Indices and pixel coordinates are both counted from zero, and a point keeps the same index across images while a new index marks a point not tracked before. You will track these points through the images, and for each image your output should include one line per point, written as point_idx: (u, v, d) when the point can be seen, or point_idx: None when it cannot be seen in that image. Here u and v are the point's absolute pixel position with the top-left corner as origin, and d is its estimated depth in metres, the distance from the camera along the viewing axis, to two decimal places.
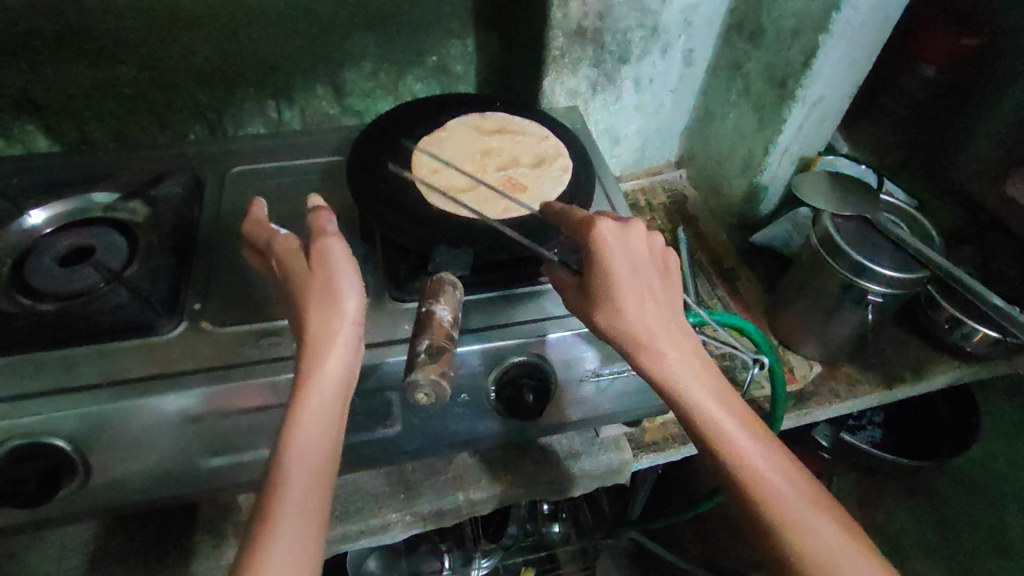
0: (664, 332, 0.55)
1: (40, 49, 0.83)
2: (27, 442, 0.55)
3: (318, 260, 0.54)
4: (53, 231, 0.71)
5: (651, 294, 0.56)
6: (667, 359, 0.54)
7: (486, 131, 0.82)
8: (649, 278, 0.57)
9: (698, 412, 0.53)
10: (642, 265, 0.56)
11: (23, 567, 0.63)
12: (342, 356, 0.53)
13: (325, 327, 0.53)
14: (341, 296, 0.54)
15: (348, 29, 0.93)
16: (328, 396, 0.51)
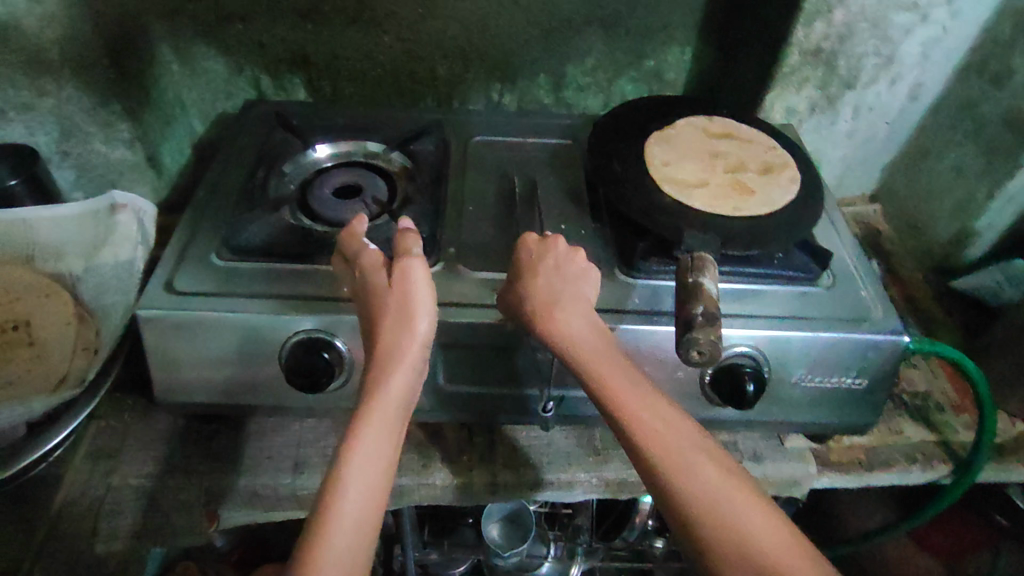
0: (568, 317, 0.60)
1: (326, 13, 0.95)
2: (309, 336, 0.67)
3: (399, 279, 0.60)
4: (329, 166, 0.83)
5: (563, 285, 0.62)
6: (561, 318, 0.60)
7: (714, 134, 0.85)
8: (561, 280, 0.62)
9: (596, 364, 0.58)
10: (554, 267, 0.63)
11: (275, 447, 0.76)
12: (407, 375, 0.58)
13: (395, 343, 0.58)
14: (414, 319, 0.59)
15: (582, 25, 0.99)
16: (389, 414, 0.56)
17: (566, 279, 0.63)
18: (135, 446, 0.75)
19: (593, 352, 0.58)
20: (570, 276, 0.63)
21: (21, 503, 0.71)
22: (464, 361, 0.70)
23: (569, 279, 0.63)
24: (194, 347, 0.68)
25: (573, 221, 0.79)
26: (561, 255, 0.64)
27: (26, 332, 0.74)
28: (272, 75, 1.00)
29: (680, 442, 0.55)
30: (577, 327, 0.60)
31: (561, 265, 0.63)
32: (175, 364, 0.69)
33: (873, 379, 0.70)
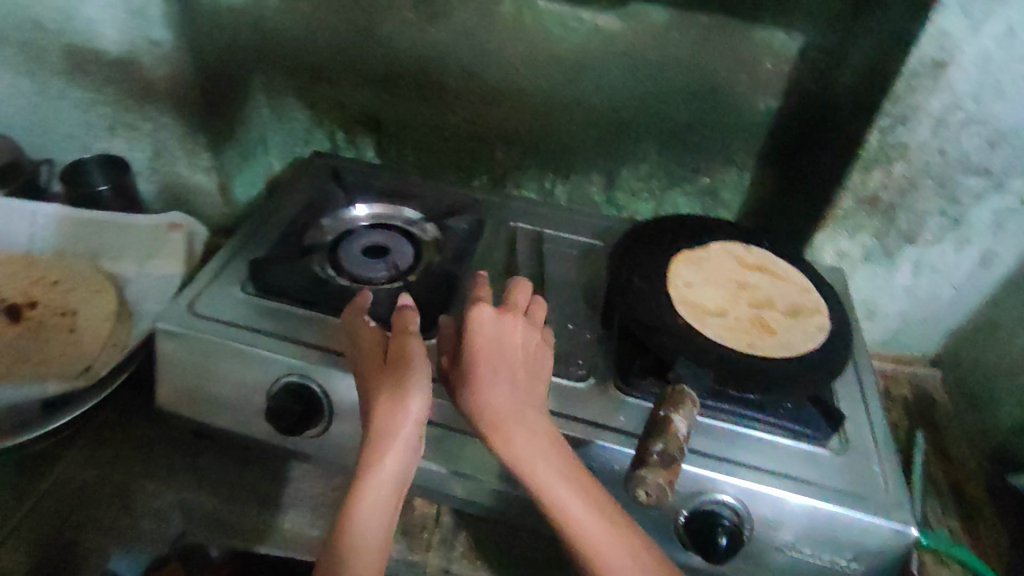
0: (523, 414, 0.58)
1: (402, 87, 1.03)
2: (298, 381, 0.69)
3: (394, 358, 0.60)
4: (367, 225, 0.89)
5: (516, 370, 0.59)
6: (517, 416, 0.57)
7: (747, 265, 0.83)
8: (515, 366, 0.59)
9: (543, 473, 0.55)
10: (509, 350, 0.59)
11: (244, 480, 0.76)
12: (397, 460, 0.57)
13: (387, 427, 0.57)
14: (407, 399, 0.58)
15: (640, 134, 1.00)
16: (379, 503, 0.56)
17: (515, 362, 0.59)
18: (124, 451, 0.78)
19: (526, 453, 0.56)
20: (524, 357, 0.60)
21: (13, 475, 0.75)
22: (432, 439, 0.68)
23: (520, 361, 0.60)
24: (192, 367, 0.72)
25: (581, 322, 0.78)
26: (516, 335, 0.60)
27: (66, 320, 0.79)
28: (348, 134, 1.09)
29: (609, 538, 0.54)
30: (530, 427, 0.57)
31: (517, 346, 0.60)
32: (177, 377, 0.73)
33: (871, 568, 0.62)
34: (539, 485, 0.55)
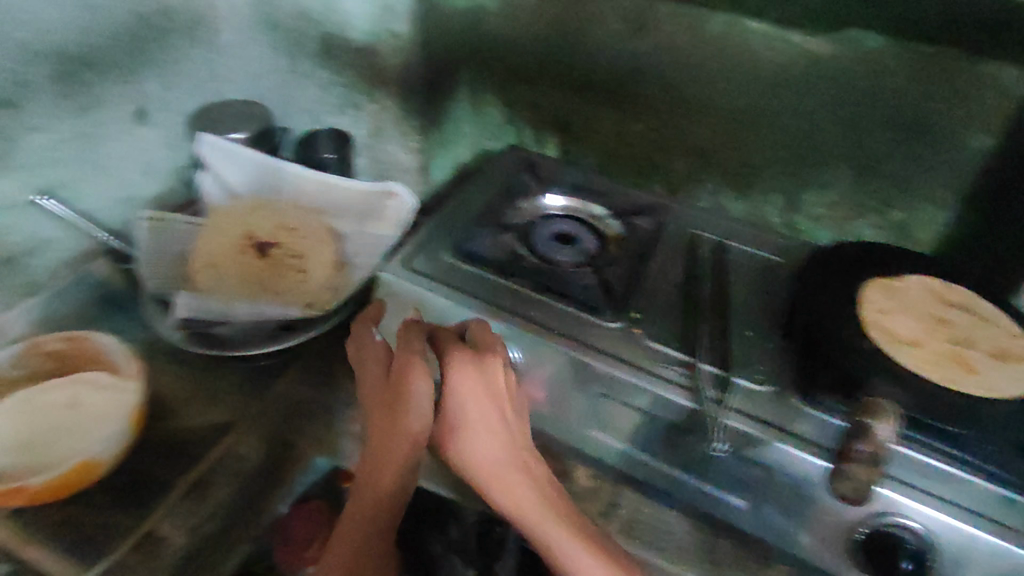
0: (502, 448, 0.66)
1: (596, 93, 1.08)
2: (493, 339, 0.76)
3: (398, 382, 0.68)
4: (556, 214, 0.95)
5: (497, 408, 0.68)
6: (498, 452, 0.65)
7: (947, 301, 0.80)
8: (494, 406, 0.67)
9: (526, 503, 0.62)
10: (486, 389, 0.68)
11: None
12: (395, 476, 0.64)
13: (390, 441, 0.65)
14: (404, 418, 0.66)
15: (832, 160, 0.99)
16: (372, 507, 0.63)
17: (492, 397, 0.68)
18: (329, 372, 0.89)
19: (513, 485, 0.63)
20: (500, 395, 0.68)
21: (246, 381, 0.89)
22: (607, 414, 0.73)
23: (499, 398, 0.68)
24: (400, 318, 0.82)
25: (763, 331, 0.79)
26: (498, 376, 0.69)
27: (299, 262, 0.93)
28: (536, 131, 1.16)
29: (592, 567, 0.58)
30: (511, 465, 0.64)
31: (492, 385, 0.68)
32: (388, 321, 0.83)
33: None
34: (525, 514, 0.61)
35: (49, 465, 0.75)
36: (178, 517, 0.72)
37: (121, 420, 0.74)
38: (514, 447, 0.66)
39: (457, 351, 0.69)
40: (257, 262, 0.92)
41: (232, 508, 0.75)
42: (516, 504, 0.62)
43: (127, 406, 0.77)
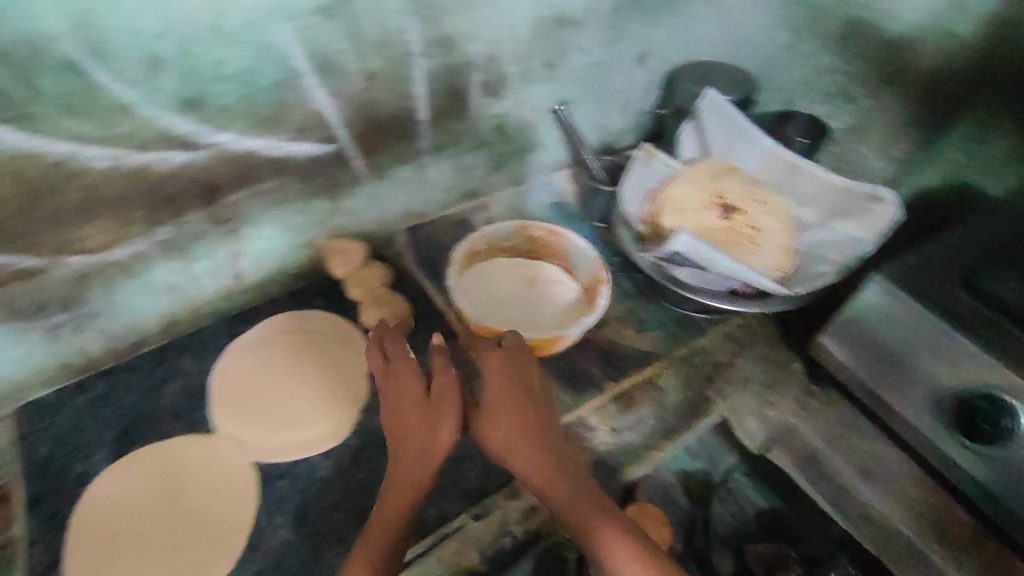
0: (518, 444, 0.72)
1: None
2: (1003, 400, 0.66)
3: (438, 393, 0.75)
4: None
5: (521, 399, 0.75)
6: (526, 441, 0.72)
7: None
8: (514, 403, 0.74)
9: (551, 475, 0.70)
10: (518, 382, 0.76)
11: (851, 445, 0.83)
12: (426, 464, 0.71)
13: (415, 440, 0.72)
14: (439, 416, 0.73)
15: None
16: (407, 485, 0.70)
17: (519, 393, 0.75)
18: (748, 344, 0.93)
19: (538, 464, 0.71)
20: (522, 395, 0.75)
21: (669, 325, 0.95)
22: None
23: (520, 397, 0.75)
24: (872, 330, 0.75)
25: None
26: (530, 370, 0.78)
27: (754, 233, 0.91)
28: None
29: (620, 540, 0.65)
30: (532, 450, 0.72)
31: (519, 381, 0.76)
32: (853, 327, 0.77)
33: None
34: (552, 488, 0.69)
35: (528, 326, 0.91)
36: (609, 416, 0.84)
37: (598, 308, 0.88)
38: (541, 438, 0.73)
39: (490, 353, 0.78)
40: (719, 224, 0.91)
41: (652, 435, 0.82)
42: (545, 482, 0.70)
43: (593, 301, 0.92)
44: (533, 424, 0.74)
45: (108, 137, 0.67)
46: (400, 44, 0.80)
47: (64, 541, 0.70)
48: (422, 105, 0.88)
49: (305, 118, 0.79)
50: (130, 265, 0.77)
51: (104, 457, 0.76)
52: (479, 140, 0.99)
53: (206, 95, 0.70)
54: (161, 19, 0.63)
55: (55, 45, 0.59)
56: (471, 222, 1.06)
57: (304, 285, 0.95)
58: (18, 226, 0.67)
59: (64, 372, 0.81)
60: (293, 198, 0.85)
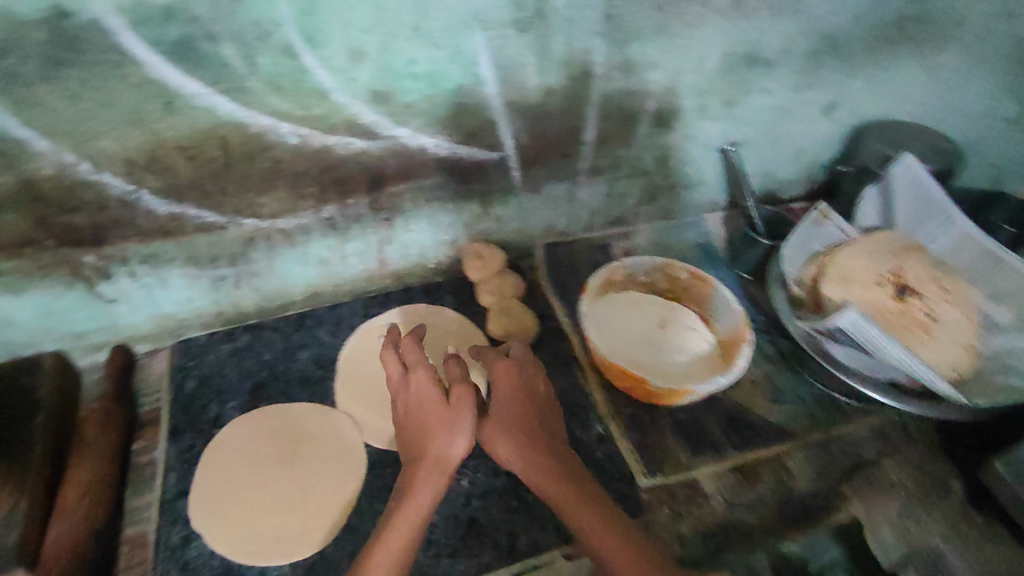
0: (530, 460, 0.69)
1: None
2: None
3: (455, 397, 0.70)
4: None
5: (525, 409, 0.73)
6: (534, 451, 0.70)
7: None
8: (524, 416, 0.72)
9: (560, 484, 0.68)
10: (525, 393, 0.75)
11: None
12: (437, 474, 0.67)
13: (433, 448, 0.68)
14: (456, 434, 0.68)
15: None
16: (420, 493, 0.66)
17: (528, 402, 0.74)
18: (899, 449, 0.83)
19: (543, 475, 0.68)
20: (533, 409, 0.74)
21: (811, 404, 0.87)
22: None
23: (530, 410, 0.73)
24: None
25: None
26: (535, 384, 0.77)
27: (930, 322, 0.80)
28: None
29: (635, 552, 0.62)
30: (536, 458, 0.69)
31: (529, 394, 0.75)
32: None
33: None
34: (559, 500, 0.67)
35: (655, 368, 0.88)
36: (725, 485, 0.79)
37: (736, 368, 0.84)
38: (546, 445, 0.71)
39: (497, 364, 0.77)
40: (892, 305, 0.81)
41: (770, 527, 0.77)
42: (553, 492, 0.68)
43: (730, 360, 0.88)
44: (537, 433, 0.72)
45: (303, 118, 0.71)
46: (583, 64, 0.78)
47: (192, 475, 0.76)
48: (590, 127, 0.86)
49: (477, 124, 0.80)
50: (294, 235, 0.83)
51: (238, 406, 0.82)
52: (638, 169, 0.95)
53: (393, 90, 0.72)
54: (370, 15, 0.65)
55: (278, 30, 0.63)
56: (611, 248, 1.03)
57: (438, 281, 0.98)
58: (213, 184, 0.73)
59: (219, 318, 0.89)
60: (448, 198, 0.87)
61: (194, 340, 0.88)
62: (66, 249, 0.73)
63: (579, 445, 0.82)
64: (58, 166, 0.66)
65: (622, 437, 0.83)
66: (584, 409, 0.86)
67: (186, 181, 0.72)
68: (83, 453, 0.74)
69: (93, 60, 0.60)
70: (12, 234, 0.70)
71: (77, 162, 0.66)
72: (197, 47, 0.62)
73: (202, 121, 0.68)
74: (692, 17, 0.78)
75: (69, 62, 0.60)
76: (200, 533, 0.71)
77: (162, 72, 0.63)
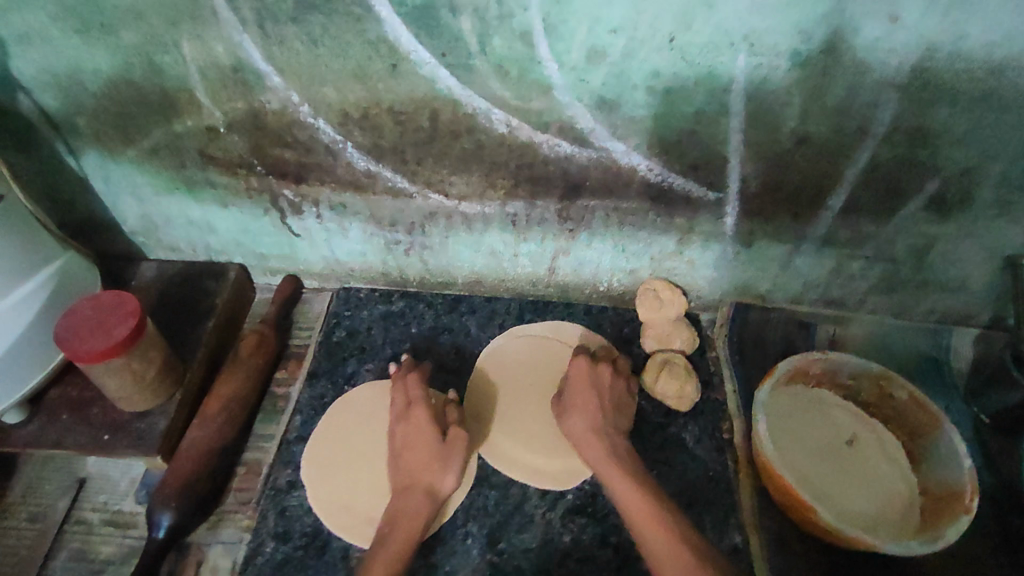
0: (586, 437, 0.69)
1: None
2: None
3: (452, 438, 0.68)
4: None
5: (596, 400, 0.71)
6: (593, 439, 0.68)
7: None
8: (591, 399, 0.71)
9: (616, 466, 0.66)
10: (597, 389, 0.72)
11: None
12: (422, 504, 0.64)
13: (425, 478, 0.66)
14: (445, 471, 0.66)
15: None
16: (408, 523, 0.63)
17: (605, 396, 0.72)
18: None
19: (601, 456, 0.67)
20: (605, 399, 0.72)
21: None
22: None
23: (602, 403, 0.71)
24: None
25: None
26: (607, 382, 0.73)
27: None
28: None
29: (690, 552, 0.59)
30: (593, 444, 0.68)
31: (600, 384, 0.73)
32: None
33: None
34: (613, 480, 0.66)
35: (825, 497, 0.73)
36: None
37: (938, 543, 0.65)
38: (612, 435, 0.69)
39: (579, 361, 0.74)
40: None
41: None
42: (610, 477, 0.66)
43: (928, 528, 0.69)
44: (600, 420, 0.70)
45: (517, 108, 0.65)
46: (861, 119, 0.63)
47: (314, 425, 0.77)
48: (841, 190, 0.70)
49: (704, 157, 0.68)
50: (473, 221, 0.79)
51: (373, 369, 0.83)
52: (884, 254, 0.77)
53: (623, 100, 0.63)
54: (626, 13, 0.57)
55: (521, 12, 0.57)
56: (815, 331, 0.86)
57: (603, 306, 0.89)
58: (413, 154, 0.71)
59: (383, 277, 0.90)
60: (643, 225, 0.77)
61: (355, 290, 0.90)
62: (271, 178, 0.76)
63: None
64: (284, 103, 0.68)
65: (759, 557, 0.70)
66: (726, 511, 0.73)
67: (388, 144, 0.70)
68: (234, 364, 0.78)
69: (338, 10, 0.59)
70: (232, 154, 0.74)
71: (300, 103, 0.67)
72: (436, 15, 0.58)
73: (420, 91, 0.65)
74: None
75: (318, 8, 0.59)
76: (304, 484, 0.72)
77: (397, 33, 0.60)
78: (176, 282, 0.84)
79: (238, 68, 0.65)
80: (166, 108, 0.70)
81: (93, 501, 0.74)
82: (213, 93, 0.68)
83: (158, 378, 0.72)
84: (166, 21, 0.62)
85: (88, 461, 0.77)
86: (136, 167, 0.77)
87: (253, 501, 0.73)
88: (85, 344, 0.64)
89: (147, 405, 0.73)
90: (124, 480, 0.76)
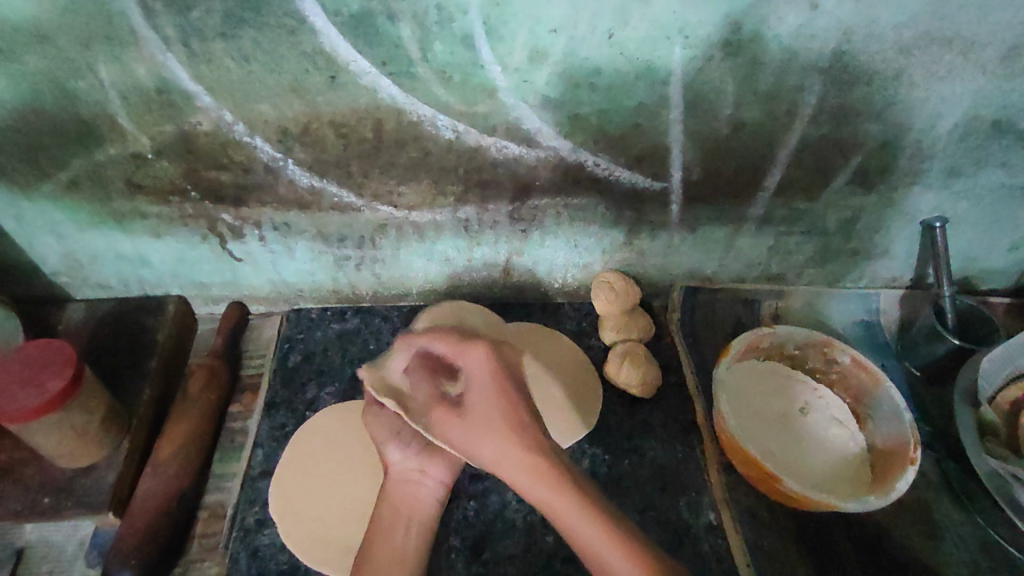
0: (466, 413, 0.62)
1: None
2: None
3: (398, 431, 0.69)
4: None
5: (433, 362, 0.67)
6: (451, 393, 0.65)
7: None
8: (447, 372, 0.66)
9: (455, 402, 0.63)
10: (442, 360, 0.67)
11: None
12: (399, 485, 0.65)
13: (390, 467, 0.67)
14: (394, 452, 0.67)
15: None
16: (388, 514, 0.62)
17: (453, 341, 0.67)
18: None
19: (439, 418, 0.61)
20: (466, 353, 0.66)
21: (976, 551, 0.73)
22: None
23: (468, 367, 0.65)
24: None
25: None
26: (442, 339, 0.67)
27: None
28: None
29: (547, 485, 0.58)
30: (440, 430, 0.61)
31: (456, 346, 0.66)
32: None
33: None
34: (444, 430, 0.61)
35: (786, 466, 0.76)
36: None
37: (890, 495, 0.70)
38: (483, 376, 0.64)
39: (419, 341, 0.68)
40: None
41: None
42: (448, 429, 0.61)
43: (882, 483, 0.73)
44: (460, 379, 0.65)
45: (463, 113, 0.65)
46: (789, 103, 0.66)
47: (277, 457, 0.74)
48: (775, 172, 0.74)
49: (647, 149, 0.70)
50: (424, 229, 0.78)
51: (334, 391, 0.80)
52: (817, 228, 0.82)
53: (568, 98, 0.64)
54: (565, 13, 0.58)
55: (461, 16, 0.57)
56: (759, 306, 0.90)
57: (559, 303, 0.90)
58: (358, 167, 0.69)
59: (334, 294, 0.87)
60: (594, 220, 0.78)
61: (306, 310, 0.87)
62: (208, 203, 0.72)
63: (686, 531, 0.72)
64: (216, 123, 0.64)
65: (735, 528, 0.72)
66: (698, 490, 0.75)
67: (332, 158, 0.68)
68: (183, 404, 0.73)
69: (269, 23, 0.57)
70: (163, 181, 0.70)
71: (234, 122, 0.64)
72: (374, 24, 0.57)
73: (362, 102, 0.63)
74: (941, 67, 0.64)
75: (248, 21, 0.57)
76: (274, 520, 0.69)
77: (334, 44, 0.59)
78: (109, 324, 0.79)
79: (163, 90, 0.61)
80: (84, 137, 0.65)
81: (38, 571, 0.68)
82: (137, 118, 0.64)
83: (102, 430, 0.67)
84: (79, 44, 0.58)
85: (26, 528, 0.71)
86: (53, 203, 0.71)
87: (220, 546, 0.69)
88: (15, 402, 0.58)
89: (92, 459, 0.68)
90: (71, 543, 0.70)
